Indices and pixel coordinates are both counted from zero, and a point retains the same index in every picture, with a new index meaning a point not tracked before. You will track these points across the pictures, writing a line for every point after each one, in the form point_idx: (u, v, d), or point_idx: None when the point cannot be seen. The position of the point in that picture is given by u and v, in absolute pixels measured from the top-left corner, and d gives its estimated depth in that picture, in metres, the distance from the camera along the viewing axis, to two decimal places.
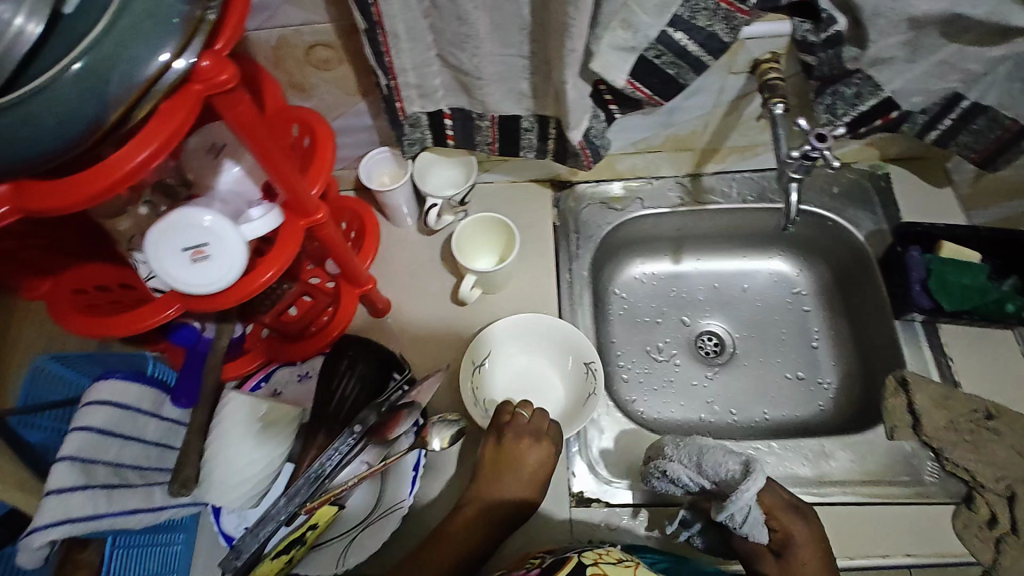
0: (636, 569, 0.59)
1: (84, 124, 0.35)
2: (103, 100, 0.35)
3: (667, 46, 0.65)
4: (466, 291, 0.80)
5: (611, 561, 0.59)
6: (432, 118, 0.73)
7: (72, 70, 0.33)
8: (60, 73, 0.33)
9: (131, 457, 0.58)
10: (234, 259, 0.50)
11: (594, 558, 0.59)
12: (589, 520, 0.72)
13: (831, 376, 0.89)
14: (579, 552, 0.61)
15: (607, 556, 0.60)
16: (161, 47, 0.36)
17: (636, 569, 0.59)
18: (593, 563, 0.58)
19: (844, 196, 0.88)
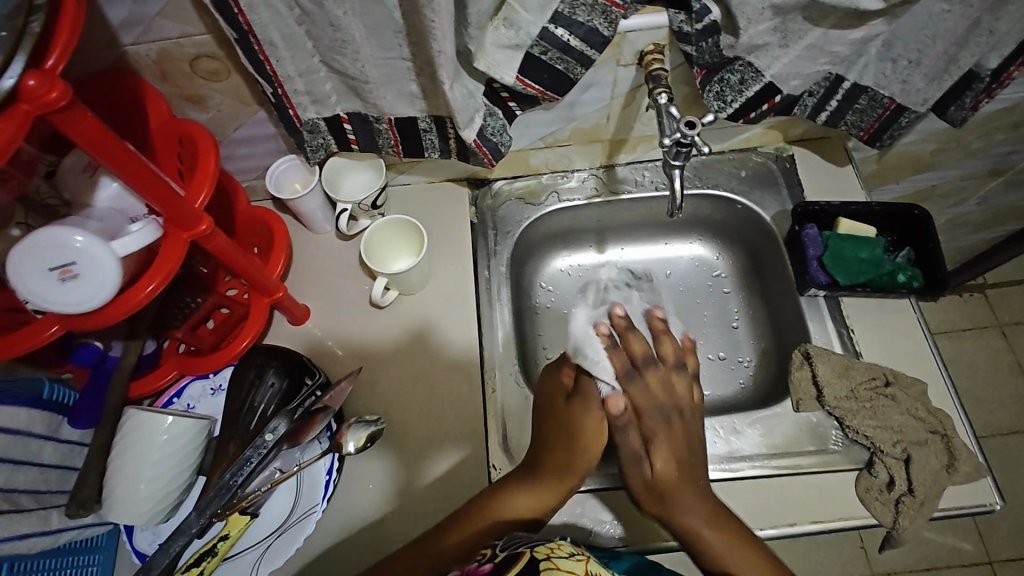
0: (587, 561, 0.56)
1: None
2: None
3: (550, 42, 0.66)
4: (379, 294, 0.81)
5: (564, 556, 0.55)
6: (330, 124, 0.73)
7: None
8: None
9: (26, 482, 0.57)
10: (105, 276, 0.50)
11: (546, 552, 0.55)
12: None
13: (749, 355, 0.92)
14: (532, 546, 0.57)
15: (560, 550, 0.56)
16: None
17: (586, 562, 0.56)
18: (545, 558, 0.54)
19: (750, 179, 0.90)
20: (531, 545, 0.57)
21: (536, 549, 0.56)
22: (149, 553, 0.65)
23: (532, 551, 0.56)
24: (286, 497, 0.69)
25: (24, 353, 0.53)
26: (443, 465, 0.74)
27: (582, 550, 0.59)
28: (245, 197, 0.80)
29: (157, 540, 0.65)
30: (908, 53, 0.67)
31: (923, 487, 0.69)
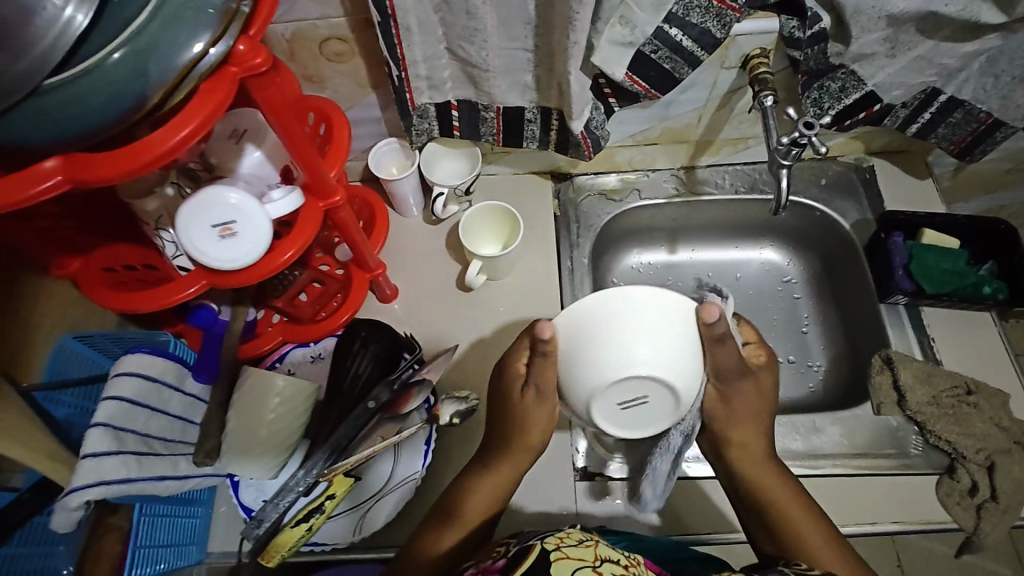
0: (598, 546, 0.50)
1: (131, 102, 0.39)
2: (146, 83, 0.39)
3: (663, 42, 0.69)
4: (472, 277, 0.83)
5: (573, 544, 0.50)
6: (440, 109, 0.76)
7: (112, 58, 0.37)
8: (103, 60, 0.37)
9: (157, 428, 0.60)
10: (259, 235, 0.53)
11: (556, 541, 0.50)
12: (523, 509, 0.74)
13: (820, 360, 0.93)
14: (540, 535, 0.52)
15: (568, 537, 0.51)
16: (196, 37, 0.40)
17: (598, 546, 0.51)
18: (556, 548, 0.49)
19: (831, 187, 0.92)
20: (539, 536, 0.53)
21: (544, 539, 0.51)
22: (256, 507, 0.67)
23: (541, 541, 0.51)
24: (384, 465, 0.71)
25: (170, 307, 0.56)
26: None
27: (589, 534, 0.53)
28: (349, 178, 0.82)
29: (263, 496, 0.68)
30: (1012, 69, 0.68)
31: (1007, 493, 0.70)
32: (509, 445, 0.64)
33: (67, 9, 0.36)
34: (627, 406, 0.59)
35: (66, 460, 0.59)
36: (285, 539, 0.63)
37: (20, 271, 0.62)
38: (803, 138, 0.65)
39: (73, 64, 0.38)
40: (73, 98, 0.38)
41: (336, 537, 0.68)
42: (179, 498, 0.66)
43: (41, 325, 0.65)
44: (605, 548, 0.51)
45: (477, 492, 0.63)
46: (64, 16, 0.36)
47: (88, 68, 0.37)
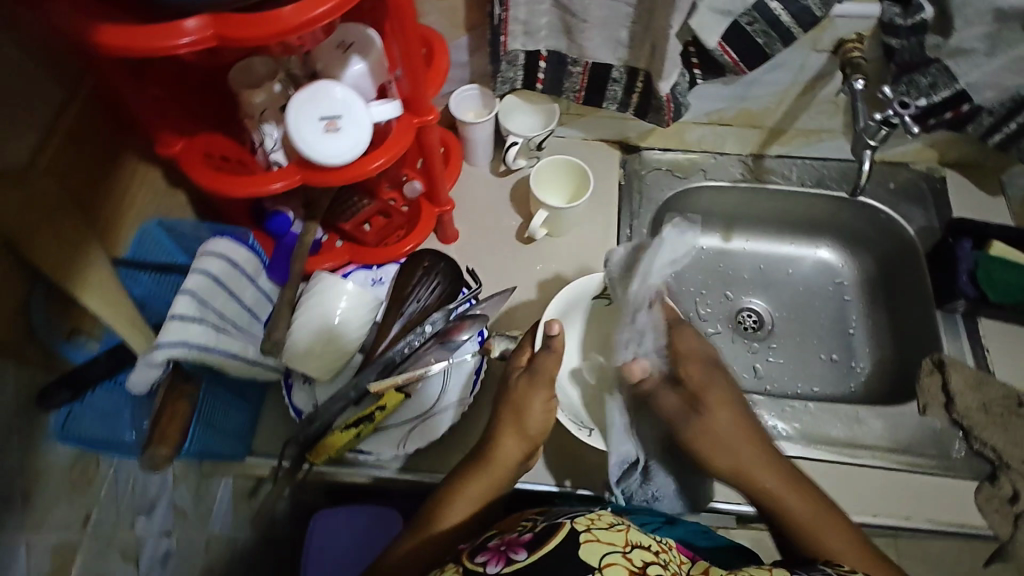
0: (629, 532, 0.50)
1: None
2: None
3: (761, 14, 0.70)
4: (534, 227, 0.84)
5: (604, 526, 0.50)
6: (529, 58, 0.78)
7: None
8: None
9: (233, 313, 0.63)
10: (360, 133, 0.56)
11: (587, 522, 0.50)
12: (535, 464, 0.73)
13: (864, 362, 0.92)
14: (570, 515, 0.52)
15: (599, 519, 0.51)
16: None
17: (628, 532, 0.50)
18: (585, 530, 0.49)
19: (900, 192, 0.92)
20: (570, 515, 0.52)
21: (575, 519, 0.51)
22: (306, 410, 0.69)
23: (571, 521, 0.51)
24: (434, 385, 0.72)
25: (262, 196, 0.58)
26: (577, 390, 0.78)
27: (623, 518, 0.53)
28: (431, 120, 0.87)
29: (314, 400, 0.70)
30: None
31: None
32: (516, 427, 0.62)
33: None
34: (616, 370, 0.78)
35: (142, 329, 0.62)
36: (335, 440, 0.65)
37: (120, 151, 0.65)
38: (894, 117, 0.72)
39: None
40: None
41: (381, 445, 0.70)
42: (236, 389, 0.68)
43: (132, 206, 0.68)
44: (636, 532, 0.50)
45: (458, 505, 0.61)
46: None
47: None
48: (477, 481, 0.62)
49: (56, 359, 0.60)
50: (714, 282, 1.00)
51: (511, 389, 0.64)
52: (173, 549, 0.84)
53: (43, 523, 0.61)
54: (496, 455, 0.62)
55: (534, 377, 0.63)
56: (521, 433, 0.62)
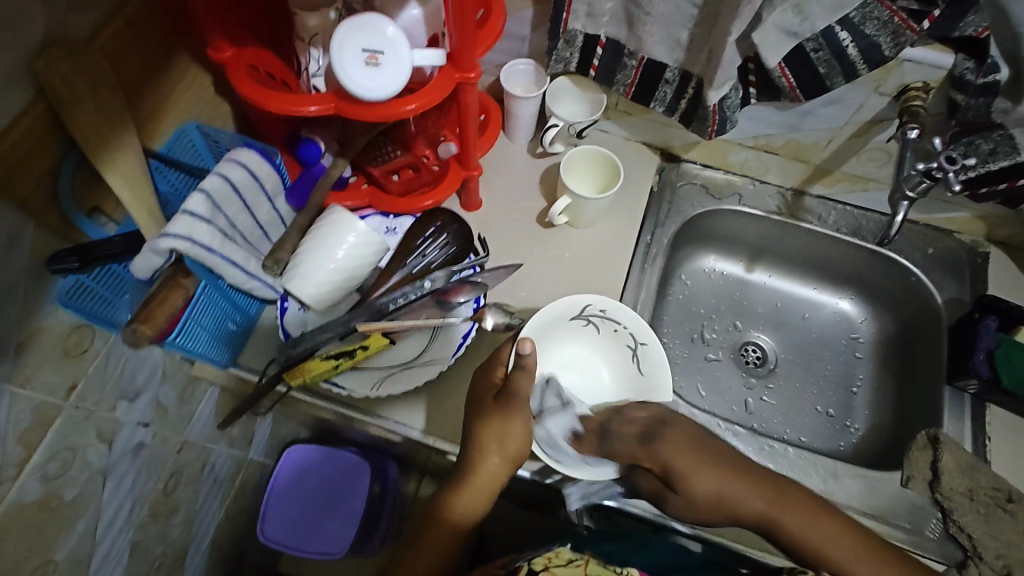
0: (586, 565, 0.55)
1: None
2: None
3: (828, 42, 0.68)
4: (555, 213, 0.84)
5: (560, 564, 0.54)
6: (587, 42, 0.77)
7: None
8: None
9: (243, 224, 0.65)
10: (398, 74, 0.57)
11: (544, 563, 0.55)
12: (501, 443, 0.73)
13: (860, 424, 0.90)
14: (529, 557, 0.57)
15: (557, 558, 0.56)
16: None
17: (586, 565, 0.55)
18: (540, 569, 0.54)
19: (936, 258, 0.89)
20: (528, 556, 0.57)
21: (532, 561, 0.56)
22: (295, 335, 0.72)
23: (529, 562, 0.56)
24: (420, 340, 0.75)
25: (293, 116, 0.60)
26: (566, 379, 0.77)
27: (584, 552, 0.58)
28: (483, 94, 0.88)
29: (304, 327, 0.73)
30: None
31: None
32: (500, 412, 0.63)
33: None
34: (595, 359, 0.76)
35: (157, 221, 0.65)
36: (314, 367, 0.68)
37: (175, 49, 0.68)
38: (938, 172, 0.67)
39: None
40: None
41: (355, 383, 0.71)
42: (232, 300, 0.70)
43: (176, 105, 0.71)
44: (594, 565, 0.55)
45: (464, 499, 0.62)
46: None
47: None
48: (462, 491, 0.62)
49: (74, 229, 0.63)
50: (724, 308, 0.98)
51: (490, 408, 0.64)
52: (148, 442, 0.87)
53: (30, 381, 0.64)
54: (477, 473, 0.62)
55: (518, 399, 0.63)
56: (502, 452, 0.62)
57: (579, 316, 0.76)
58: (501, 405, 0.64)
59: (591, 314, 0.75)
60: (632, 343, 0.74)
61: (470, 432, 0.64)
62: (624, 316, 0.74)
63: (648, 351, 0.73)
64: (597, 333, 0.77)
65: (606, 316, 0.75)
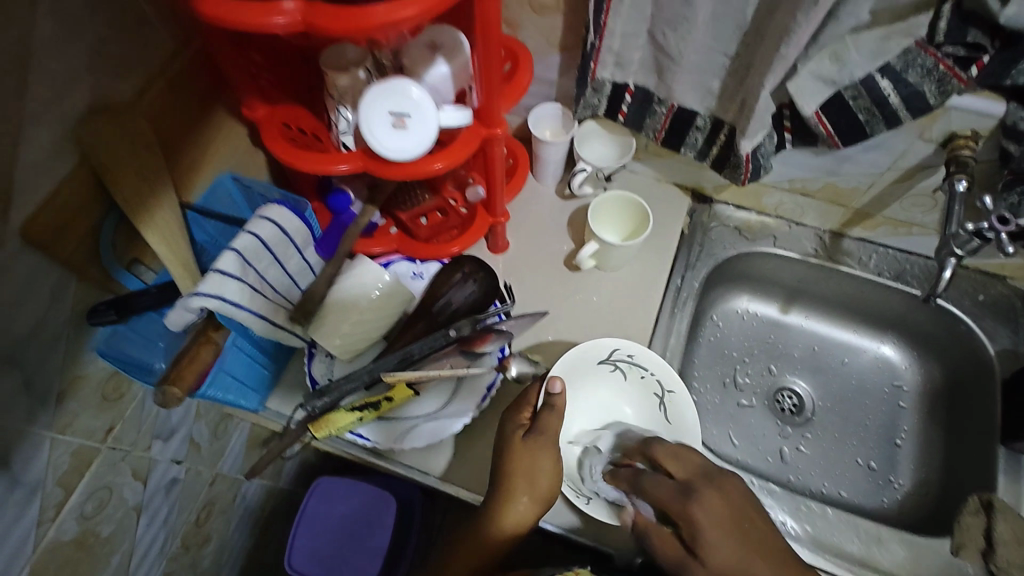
0: None
1: None
2: None
3: (868, 90, 0.66)
4: (583, 257, 0.83)
5: None
6: (615, 89, 0.76)
7: None
8: None
9: (273, 277, 0.66)
10: (425, 136, 0.58)
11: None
12: None
13: (904, 479, 0.85)
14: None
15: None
16: None
17: None
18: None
19: (988, 306, 0.84)
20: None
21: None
22: (320, 382, 0.73)
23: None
24: (444, 391, 0.75)
25: (320, 174, 0.61)
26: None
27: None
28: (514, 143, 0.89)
29: (330, 375, 0.74)
30: None
31: None
32: (526, 462, 0.62)
33: None
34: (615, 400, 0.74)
35: (191, 273, 0.67)
36: (338, 419, 0.68)
37: (212, 106, 0.70)
38: (989, 232, 0.65)
39: None
40: None
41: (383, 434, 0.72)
42: (261, 347, 0.72)
43: (212, 158, 0.73)
44: None
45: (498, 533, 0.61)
46: None
47: None
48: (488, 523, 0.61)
49: (114, 282, 0.65)
50: (758, 352, 0.95)
51: (517, 448, 0.63)
52: (181, 478, 0.89)
53: (70, 426, 0.67)
54: (509, 513, 0.61)
55: (539, 438, 0.63)
56: (533, 493, 0.61)
57: (606, 361, 0.75)
58: (532, 448, 0.63)
59: (618, 359, 0.75)
60: (658, 390, 0.73)
61: (497, 478, 0.63)
62: (652, 363, 0.73)
63: (675, 401, 0.72)
64: (623, 379, 0.76)
65: (633, 361, 0.74)
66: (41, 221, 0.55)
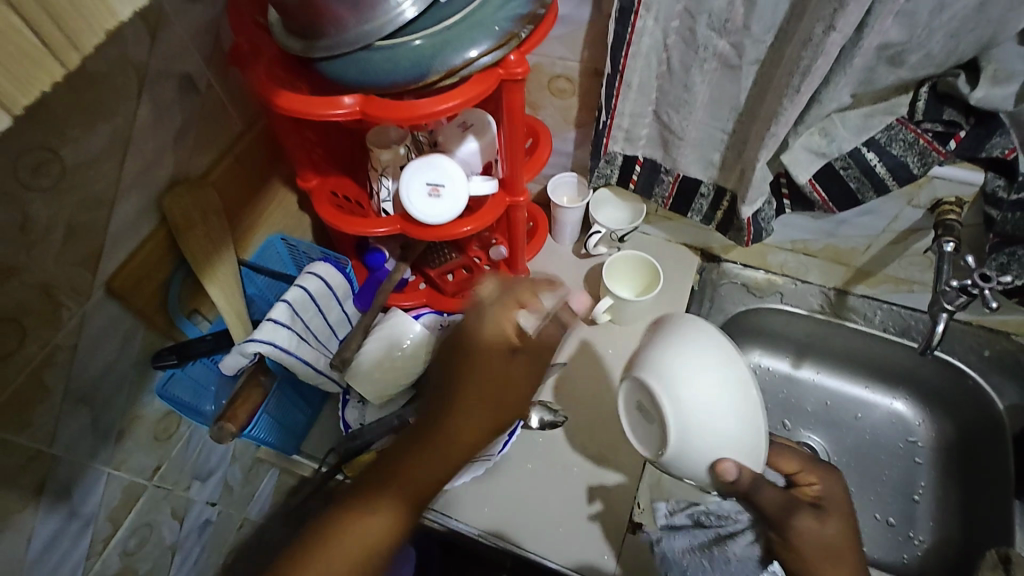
0: None
1: (409, 79, 0.51)
2: (425, 68, 0.50)
3: (856, 162, 0.72)
4: (598, 312, 0.88)
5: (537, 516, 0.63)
6: (626, 161, 0.84)
7: (413, 44, 0.49)
8: (406, 43, 0.49)
9: (316, 326, 0.74)
10: (457, 203, 0.65)
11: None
12: (542, 539, 0.75)
13: (924, 535, 0.86)
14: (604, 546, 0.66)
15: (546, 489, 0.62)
16: (475, 46, 0.50)
17: None
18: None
19: (994, 361, 0.87)
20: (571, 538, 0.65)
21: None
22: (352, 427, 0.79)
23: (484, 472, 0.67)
24: None
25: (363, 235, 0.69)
26: (609, 479, 0.79)
27: None
28: (535, 207, 0.97)
29: (362, 420, 0.79)
30: None
31: None
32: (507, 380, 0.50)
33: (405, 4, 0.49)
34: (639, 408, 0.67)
35: (243, 323, 0.74)
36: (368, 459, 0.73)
37: (270, 176, 0.80)
38: (974, 288, 0.70)
39: (397, 37, 0.50)
40: (386, 60, 0.50)
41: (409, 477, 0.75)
42: (299, 392, 0.78)
43: (266, 221, 0.82)
44: None
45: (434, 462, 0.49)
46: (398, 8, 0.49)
47: (396, 44, 0.49)
48: (433, 442, 0.49)
49: (176, 330, 0.73)
50: (772, 406, 0.97)
51: (502, 342, 0.51)
52: (213, 520, 0.93)
53: (124, 464, 0.73)
54: (453, 423, 0.49)
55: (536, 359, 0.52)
56: (493, 404, 0.50)
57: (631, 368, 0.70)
58: (463, 373, 0.51)
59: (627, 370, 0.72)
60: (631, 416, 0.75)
61: (452, 379, 0.51)
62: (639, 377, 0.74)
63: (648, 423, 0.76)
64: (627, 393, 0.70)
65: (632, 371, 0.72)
66: (122, 277, 0.63)
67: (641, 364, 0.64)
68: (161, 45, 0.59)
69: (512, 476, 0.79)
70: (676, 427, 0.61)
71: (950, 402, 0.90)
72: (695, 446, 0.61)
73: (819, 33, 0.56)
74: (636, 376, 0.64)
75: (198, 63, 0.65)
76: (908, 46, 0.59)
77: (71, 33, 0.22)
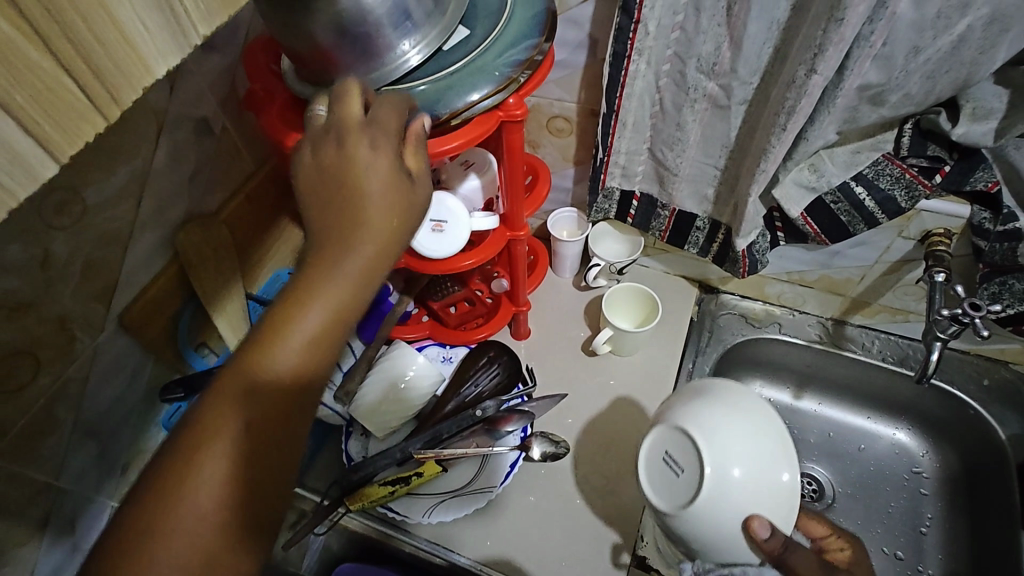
0: None
1: None
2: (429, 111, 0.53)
3: (845, 196, 0.74)
4: (598, 343, 0.89)
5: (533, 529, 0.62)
6: (623, 196, 0.87)
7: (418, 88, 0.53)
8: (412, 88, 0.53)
9: None
10: (460, 238, 0.68)
11: None
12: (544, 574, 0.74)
13: (934, 569, 0.84)
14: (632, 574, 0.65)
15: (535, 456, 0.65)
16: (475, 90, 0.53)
17: None
18: None
19: (994, 390, 0.87)
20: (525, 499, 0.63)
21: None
22: (356, 459, 0.79)
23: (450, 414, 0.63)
24: (468, 469, 0.79)
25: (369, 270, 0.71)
26: (612, 511, 0.78)
27: None
28: (535, 242, 0.99)
29: (365, 451, 0.80)
30: None
31: None
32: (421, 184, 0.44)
33: (411, 51, 0.53)
34: (667, 460, 0.67)
35: None
36: (372, 492, 0.74)
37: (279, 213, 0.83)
38: (965, 317, 0.72)
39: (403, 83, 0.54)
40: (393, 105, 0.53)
41: (411, 508, 0.76)
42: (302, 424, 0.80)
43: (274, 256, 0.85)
44: None
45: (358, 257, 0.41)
46: (404, 54, 0.52)
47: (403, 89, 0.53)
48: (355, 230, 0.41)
49: (183, 363, 0.74)
50: None
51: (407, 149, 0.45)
52: None
53: None
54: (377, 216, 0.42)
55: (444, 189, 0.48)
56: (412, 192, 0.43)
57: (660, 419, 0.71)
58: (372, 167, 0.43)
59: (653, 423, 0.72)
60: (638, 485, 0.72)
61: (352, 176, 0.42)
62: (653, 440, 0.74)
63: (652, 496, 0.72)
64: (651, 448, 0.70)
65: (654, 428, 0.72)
66: (134, 310, 0.65)
67: (687, 416, 0.67)
68: (180, 91, 0.63)
69: (514, 508, 0.79)
70: (715, 476, 0.62)
71: (952, 433, 0.90)
72: (732, 494, 0.61)
73: (802, 75, 0.58)
74: (680, 427, 0.66)
75: (214, 107, 0.68)
76: (888, 87, 0.62)
77: (113, 89, 0.25)
